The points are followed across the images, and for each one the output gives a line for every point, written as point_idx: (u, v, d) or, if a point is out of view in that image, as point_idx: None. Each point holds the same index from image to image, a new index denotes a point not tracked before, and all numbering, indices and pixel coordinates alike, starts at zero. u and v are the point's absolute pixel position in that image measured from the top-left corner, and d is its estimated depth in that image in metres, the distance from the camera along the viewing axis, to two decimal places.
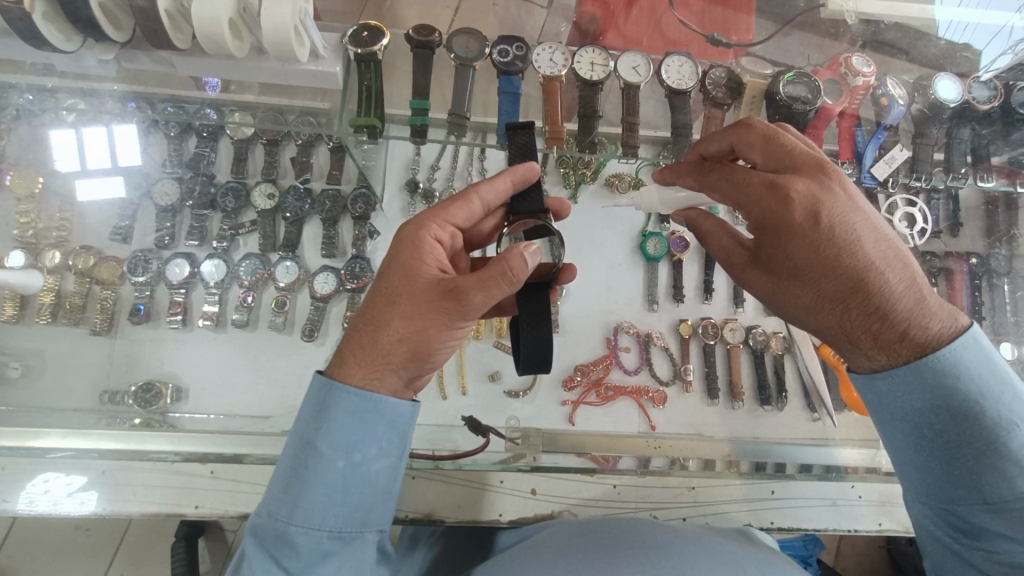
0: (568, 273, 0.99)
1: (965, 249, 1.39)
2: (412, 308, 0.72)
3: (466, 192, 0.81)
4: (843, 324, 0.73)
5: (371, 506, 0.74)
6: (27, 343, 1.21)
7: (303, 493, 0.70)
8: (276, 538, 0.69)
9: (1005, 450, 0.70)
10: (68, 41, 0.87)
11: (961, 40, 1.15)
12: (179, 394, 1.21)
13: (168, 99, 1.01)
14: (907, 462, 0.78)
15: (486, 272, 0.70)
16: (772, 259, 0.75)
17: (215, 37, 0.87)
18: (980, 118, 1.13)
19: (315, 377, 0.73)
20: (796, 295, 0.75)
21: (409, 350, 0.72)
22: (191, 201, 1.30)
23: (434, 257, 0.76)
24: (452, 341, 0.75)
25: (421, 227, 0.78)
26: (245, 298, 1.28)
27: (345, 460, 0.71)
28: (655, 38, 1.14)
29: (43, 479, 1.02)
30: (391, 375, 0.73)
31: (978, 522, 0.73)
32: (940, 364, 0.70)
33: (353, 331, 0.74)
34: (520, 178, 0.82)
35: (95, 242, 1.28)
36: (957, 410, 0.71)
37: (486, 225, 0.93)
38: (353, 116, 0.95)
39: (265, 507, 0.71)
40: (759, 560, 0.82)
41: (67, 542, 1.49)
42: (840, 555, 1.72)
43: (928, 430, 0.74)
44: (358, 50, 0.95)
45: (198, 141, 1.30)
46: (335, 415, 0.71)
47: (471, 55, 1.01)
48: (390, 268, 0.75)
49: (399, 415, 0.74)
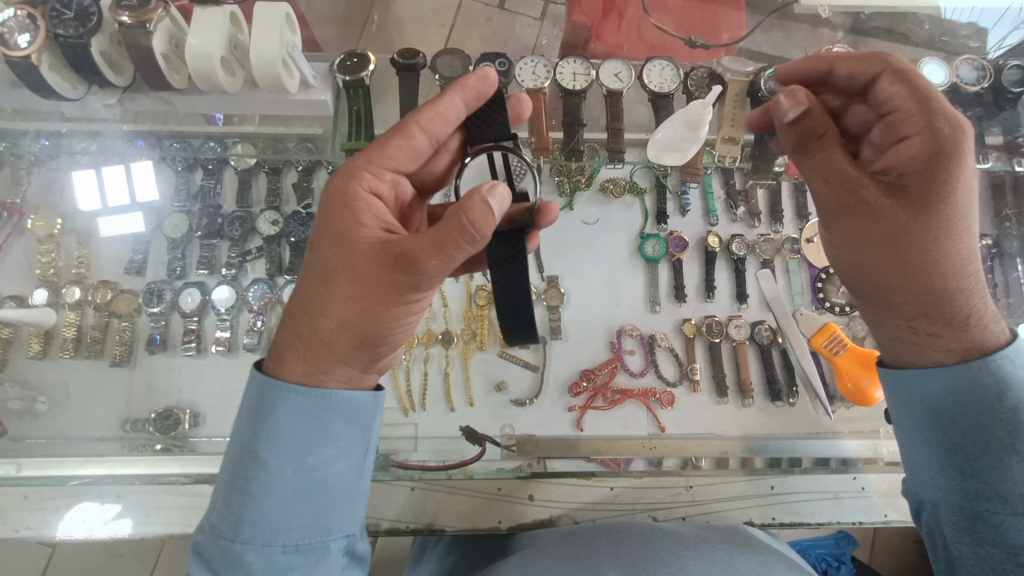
0: (546, 213, 0.94)
1: (974, 231, 1.35)
2: (355, 283, 0.73)
3: (409, 126, 0.81)
4: (941, 277, 0.83)
5: (329, 514, 0.75)
6: (52, 376, 1.27)
7: (250, 508, 0.71)
8: (226, 554, 0.71)
9: (1023, 439, 0.78)
10: (73, 89, 0.95)
11: (967, 21, 1.14)
12: (197, 419, 1.25)
13: (173, 135, 1.05)
14: (920, 408, 0.85)
15: (440, 231, 0.70)
16: (920, 190, 0.82)
17: (208, 73, 0.92)
18: (969, 101, 1.11)
19: (252, 376, 0.74)
20: (925, 234, 0.82)
21: (354, 330, 0.74)
22: (200, 232, 1.36)
23: (378, 216, 0.77)
24: (403, 312, 0.77)
25: (356, 183, 0.78)
26: (256, 322, 1.33)
27: (293, 467, 0.73)
28: (637, 43, 1.21)
29: (79, 509, 1.08)
30: (339, 354, 0.75)
31: (989, 504, 0.79)
32: (985, 361, 0.81)
33: (294, 313, 0.76)
34: (467, 95, 0.82)
35: (112, 276, 1.33)
36: (971, 391, 0.81)
37: (436, 166, 0.92)
38: (344, 140, 1.00)
39: (212, 525, 0.73)
40: (755, 560, 0.87)
41: (106, 569, 1.54)
42: (875, 553, 1.67)
43: (954, 412, 0.82)
44: (346, 78, 0.99)
45: (204, 174, 1.36)
46: (275, 424, 0.72)
47: (456, 72, 1.04)
48: (326, 238, 0.76)
49: (350, 413, 0.76)
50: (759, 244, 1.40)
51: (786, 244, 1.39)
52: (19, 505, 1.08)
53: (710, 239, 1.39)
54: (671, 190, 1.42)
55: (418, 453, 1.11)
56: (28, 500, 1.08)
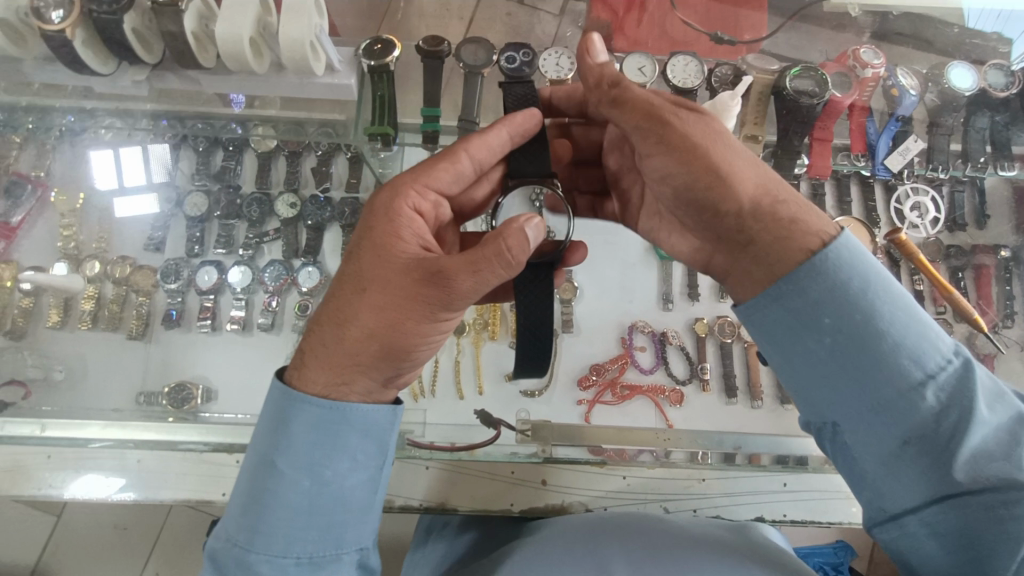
0: (576, 252, 1.01)
1: (993, 242, 1.34)
2: (386, 296, 0.74)
3: (455, 153, 0.84)
4: (738, 203, 0.74)
5: (342, 526, 0.76)
6: (69, 348, 1.28)
7: (263, 517, 0.73)
8: (239, 564, 0.73)
9: (885, 354, 0.67)
10: (104, 64, 0.96)
11: (993, 30, 1.13)
12: (209, 395, 1.27)
13: (196, 117, 1.06)
14: (844, 370, 0.69)
15: (475, 254, 0.71)
16: (633, 110, 0.79)
17: (238, 54, 0.93)
18: (998, 105, 1.09)
19: (274, 387, 0.76)
20: (699, 157, 0.76)
21: (382, 342, 0.74)
22: (219, 211, 1.38)
23: (414, 233, 0.78)
24: (432, 329, 0.78)
25: (401, 200, 0.80)
26: (270, 303, 1.34)
27: (307, 479, 0.74)
28: (660, 39, 1.18)
29: (85, 481, 1.09)
30: (365, 367, 0.75)
31: (907, 434, 0.67)
32: (833, 268, 0.69)
33: (324, 323, 0.77)
34: (516, 130, 0.85)
35: (131, 252, 1.35)
36: (833, 313, 0.68)
37: (477, 192, 0.95)
38: (367, 124, 1.03)
39: (226, 533, 0.75)
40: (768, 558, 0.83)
41: (109, 541, 1.56)
42: (874, 563, 1.66)
43: (812, 345, 0.70)
44: (371, 62, 1.01)
45: (224, 154, 1.37)
46: (292, 434, 0.74)
47: (480, 62, 1.05)
48: (364, 253, 0.77)
49: (366, 427, 0.76)
50: None
51: None
52: (44, 464, 1.09)
53: None
54: None
55: (427, 433, 1.08)
56: (51, 460, 1.08)
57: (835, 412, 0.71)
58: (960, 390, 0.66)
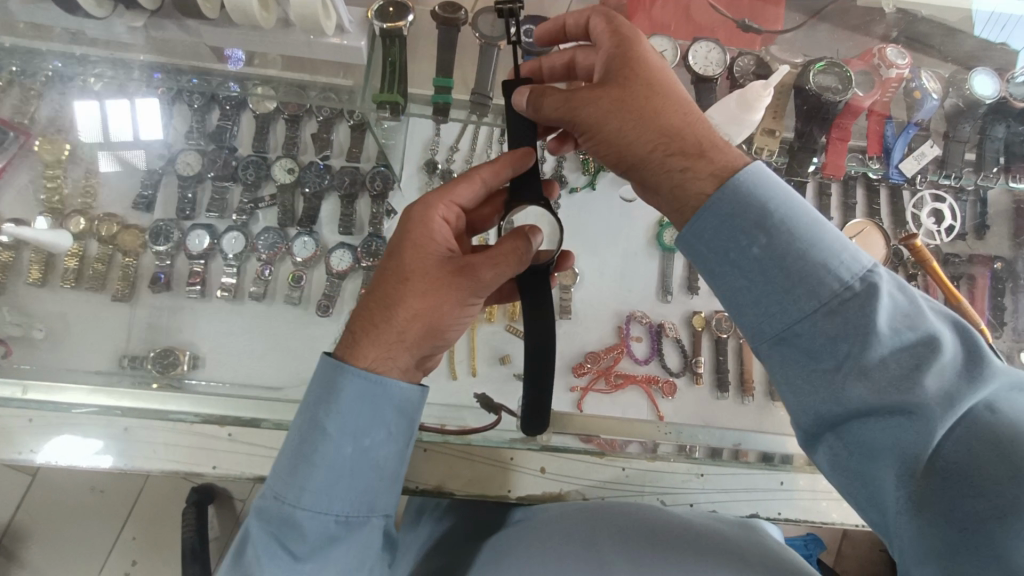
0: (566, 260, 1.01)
1: (991, 252, 1.34)
2: (427, 284, 0.73)
3: (470, 173, 0.82)
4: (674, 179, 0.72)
5: (378, 491, 0.75)
6: (50, 306, 1.24)
7: (312, 477, 0.71)
8: (282, 521, 0.70)
9: (782, 272, 0.66)
10: (99, 7, 0.90)
11: (997, 39, 1.12)
12: (196, 361, 1.22)
13: (192, 71, 1.02)
14: (750, 299, 0.69)
15: (500, 252, 0.74)
16: (555, 97, 0.77)
17: (243, 5, 0.87)
18: (1017, 114, 1.08)
19: (323, 359, 0.73)
20: (625, 135, 0.73)
21: (423, 324, 0.73)
22: (214, 172, 1.32)
23: (446, 236, 0.77)
24: (463, 318, 0.77)
25: (428, 208, 0.78)
26: (263, 271, 1.30)
27: (354, 445, 0.72)
28: (683, 24, 1.12)
29: (58, 442, 1.05)
30: (404, 352, 0.74)
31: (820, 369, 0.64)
32: (750, 213, 0.68)
33: (363, 311, 0.75)
34: (519, 164, 0.84)
35: (118, 210, 1.30)
36: (737, 240, 0.69)
37: (484, 211, 0.94)
38: (376, 92, 0.98)
39: (270, 490, 0.72)
40: (766, 556, 0.83)
41: (86, 503, 1.54)
42: (841, 557, 1.71)
43: (728, 281, 0.71)
44: (384, 26, 0.96)
45: (221, 113, 1.31)
46: (343, 399, 0.72)
47: (496, 34, 1.00)
48: (399, 247, 0.76)
49: (411, 399, 0.75)
50: None
51: None
52: (23, 429, 1.05)
53: None
54: None
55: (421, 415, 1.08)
56: (32, 424, 1.05)
57: (751, 347, 0.71)
58: (857, 312, 0.63)
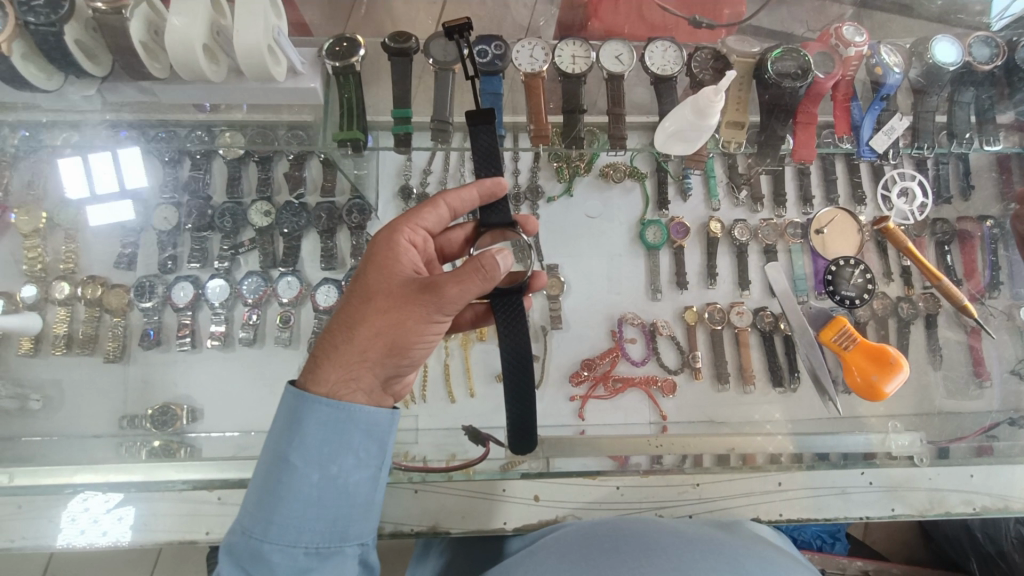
0: (539, 279, 0.94)
1: (979, 213, 1.33)
2: (388, 303, 0.71)
3: (435, 198, 0.84)
4: None
5: (351, 519, 0.73)
6: (45, 375, 1.25)
7: (278, 509, 0.69)
8: (251, 555, 0.69)
9: None
10: (49, 80, 0.91)
11: None
12: (195, 414, 1.24)
13: (159, 125, 1.03)
14: None
15: (462, 267, 0.70)
16: None
17: (190, 62, 0.87)
18: (981, 80, 1.08)
19: (286, 387, 0.72)
20: None
21: (386, 343, 0.71)
22: (191, 223, 1.32)
23: (409, 257, 0.77)
24: (431, 337, 0.75)
25: (394, 231, 0.79)
26: (250, 316, 1.30)
27: (319, 473, 0.71)
28: (636, 23, 1.13)
29: (80, 499, 1.05)
30: (367, 373, 0.72)
31: None
32: None
33: (327, 333, 0.73)
34: (487, 192, 0.82)
35: (102, 271, 1.30)
36: None
37: (456, 235, 0.94)
38: (336, 130, 0.96)
39: (239, 524, 0.71)
40: (762, 559, 0.85)
41: (108, 561, 1.53)
42: (869, 530, 1.69)
43: None
44: (336, 64, 0.96)
45: (192, 164, 1.31)
46: (306, 427, 0.70)
47: (450, 58, 0.98)
48: (365, 269, 0.76)
49: (375, 424, 0.74)
50: (762, 229, 1.37)
51: (789, 229, 1.36)
52: (15, 515, 1.07)
53: (712, 225, 1.37)
54: (673, 175, 1.37)
55: (419, 445, 1.11)
56: (19, 512, 1.06)
57: None
58: None
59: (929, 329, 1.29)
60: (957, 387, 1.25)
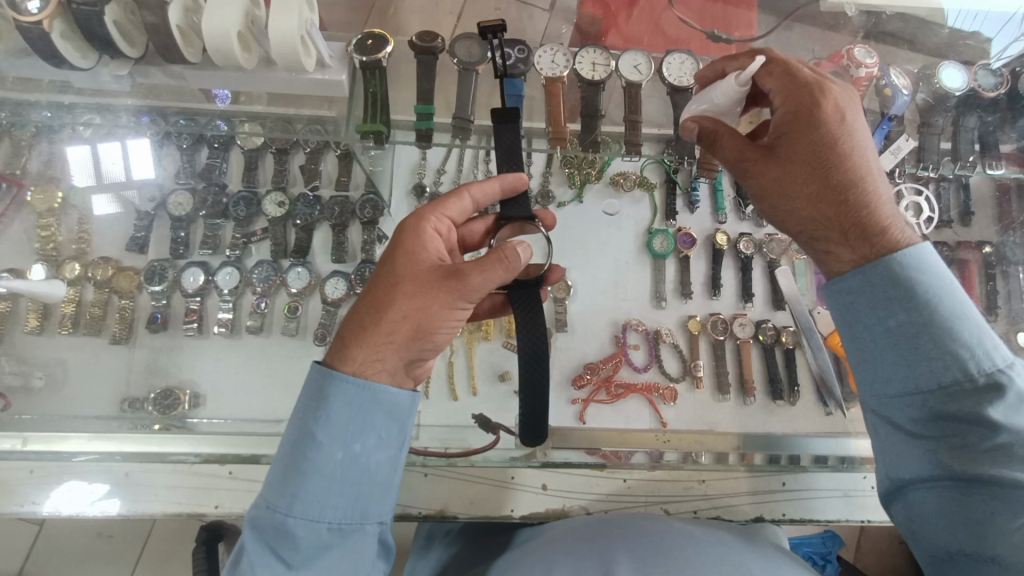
0: (555, 272, 0.97)
1: (977, 238, 1.36)
2: (415, 287, 0.73)
3: (459, 189, 0.85)
4: (816, 218, 0.79)
5: (372, 498, 0.74)
6: (49, 353, 1.24)
7: (302, 484, 0.70)
8: (275, 530, 0.69)
9: (945, 344, 0.72)
10: (84, 58, 0.92)
11: (970, 28, 1.16)
12: (197, 400, 1.24)
13: (179, 112, 1.03)
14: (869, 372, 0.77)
15: (488, 257, 0.72)
16: (790, 147, 0.80)
17: (224, 48, 0.90)
18: (985, 105, 1.11)
19: (313, 366, 0.73)
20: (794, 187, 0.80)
21: (412, 327, 0.72)
22: (205, 210, 1.33)
23: (435, 246, 0.78)
24: (455, 323, 0.76)
25: (421, 219, 0.80)
26: (259, 304, 1.31)
27: (344, 450, 0.72)
28: (656, 36, 1.18)
29: (66, 488, 1.05)
30: (392, 355, 0.73)
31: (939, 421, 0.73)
32: (897, 269, 0.74)
33: (354, 315, 0.75)
34: (508, 186, 0.85)
35: (113, 253, 1.31)
36: (909, 296, 0.73)
37: (476, 227, 0.95)
38: (359, 122, 0.98)
39: (263, 499, 0.71)
40: (767, 562, 0.87)
41: (93, 549, 1.51)
42: (861, 552, 1.68)
43: (895, 327, 0.74)
44: (363, 58, 0.98)
45: (209, 151, 1.33)
46: (334, 404, 0.71)
47: (475, 58, 1.01)
48: (391, 255, 0.77)
49: (399, 404, 0.75)
50: (767, 244, 1.40)
51: (793, 245, 1.39)
52: (20, 482, 1.06)
53: (719, 236, 1.39)
54: (681, 185, 1.41)
55: (423, 440, 1.11)
56: (34, 475, 1.05)
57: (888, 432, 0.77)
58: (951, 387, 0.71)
59: None
60: None
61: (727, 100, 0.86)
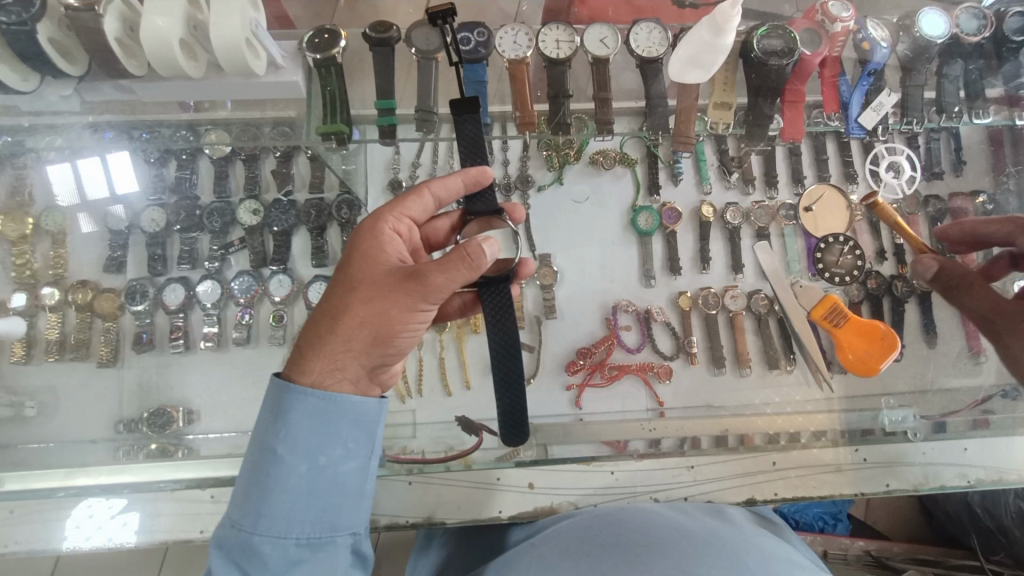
0: (525, 266, 0.94)
1: (971, 188, 1.33)
2: (373, 292, 0.71)
3: (420, 187, 0.83)
4: None
5: (341, 510, 0.74)
6: (39, 381, 1.24)
7: (266, 501, 0.69)
8: (242, 549, 0.69)
9: None
10: (24, 82, 0.90)
11: None
12: (191, 416, 1.23)
13: (141, 126, 1.00)
14: None
15: (448, 256, 0.69)
16: None
17: (168, 57, 0.86)
18: (969, 52, 1.06)
19: (271, 379, 0.71)
20: None
21: (371, 333, 0.71)
22: (179, 225, 1.31)
23: (394, 247, 0.77)
24: (416, 325, 0.74)
25: (378, 221, 0.79)
26: (243, 316, 1.30)
27: (308, 464, 0.71)
28: (621, 5, 1.14)
29: (85, 506, 1.06)
30: (352, 363, 0.72)
31: None
32: None
33: (311, 323, 0.73)
34: (472, 180, 0.82)
35: (91, 276, 1.29)
36: None
37: (441, 224, 0.93)
38: (320, 123, 0.94)
39: (228, 518, 0.70)
40: (766, 556, 0.88)
41: (113, 565, 1.53)
42: (870, 508, 1.68)
43: None
44: (317, 56, 0.95)
45: (177, 165, 1.29)
46: (294, 418, 0.70)
47: (433, 46, 0.98)
48: (349, 259, 0.75)
49: (363, 413, 0.74)
50: (755, 212, 1.36)
51: (781, 211, 1.36)
52: (11, 520, 1.07)
53: (704, 208, 1.36)
54: (663, 159, 1.37)
55: (416, 440, 1.10)
56: (14, 515, 1.07)
57: None
58: None
59: (923, 309, 1.30)
60: (951, 366, 1.25)
61: (699, 44, 0.93)
